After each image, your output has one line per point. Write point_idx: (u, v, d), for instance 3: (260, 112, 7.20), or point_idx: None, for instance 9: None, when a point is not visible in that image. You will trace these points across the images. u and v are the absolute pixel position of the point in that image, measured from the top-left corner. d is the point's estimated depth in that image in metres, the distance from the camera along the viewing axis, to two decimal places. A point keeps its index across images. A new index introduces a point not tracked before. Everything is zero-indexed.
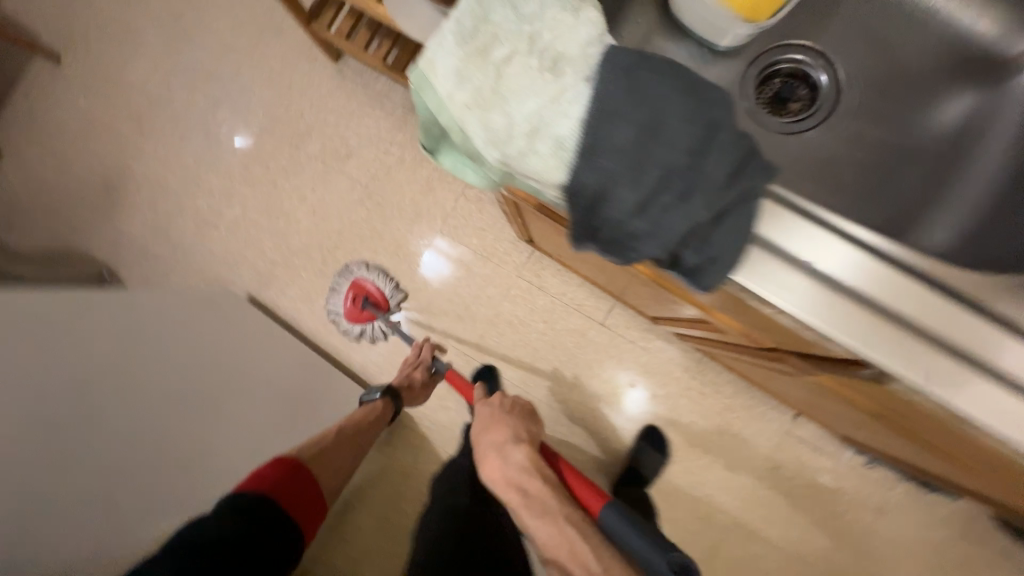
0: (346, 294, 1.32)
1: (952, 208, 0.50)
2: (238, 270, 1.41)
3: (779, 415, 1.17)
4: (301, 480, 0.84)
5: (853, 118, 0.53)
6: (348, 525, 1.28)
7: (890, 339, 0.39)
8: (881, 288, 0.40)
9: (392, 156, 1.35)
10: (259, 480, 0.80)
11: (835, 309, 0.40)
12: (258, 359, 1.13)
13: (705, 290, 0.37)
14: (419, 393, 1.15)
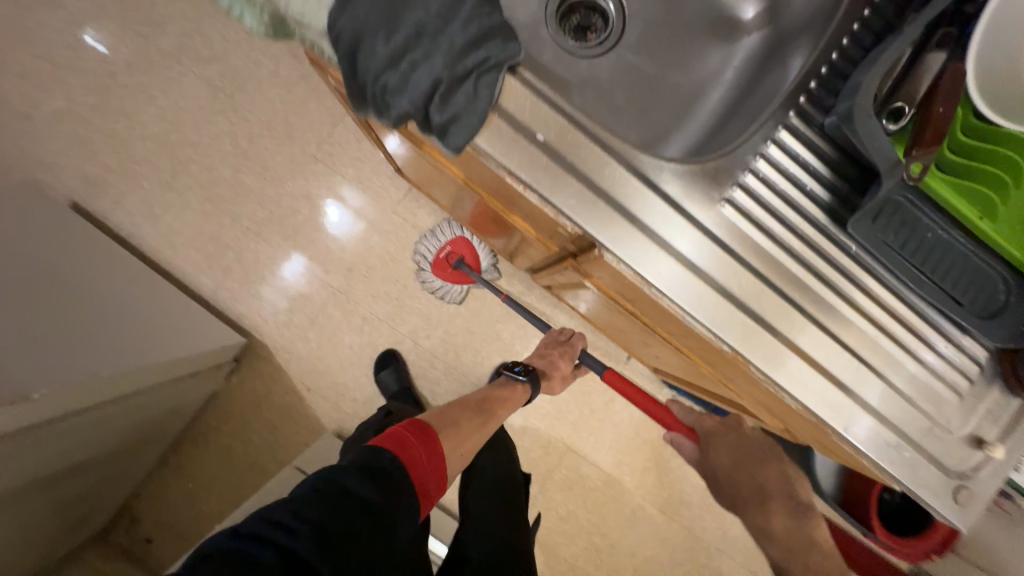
0: (442, 247, 1.23)
1: (688, 133, 0.56)
2: (59, 172, 1.21)
3: (615, 356, 1.33)
4: (437, 450, 0.71)
5: (628, 49, 0.58)
6: (190, 454, 1.26)
7: (603, 216, 0.43)
8: (599, 170, 0.43)
9: (263, 68, 1.24)
10: (394, 441, 0.68)
11: (558, 184, 0.43)
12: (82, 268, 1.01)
13: (455, 152, 0.41)
14: (558, 384, 1.04)
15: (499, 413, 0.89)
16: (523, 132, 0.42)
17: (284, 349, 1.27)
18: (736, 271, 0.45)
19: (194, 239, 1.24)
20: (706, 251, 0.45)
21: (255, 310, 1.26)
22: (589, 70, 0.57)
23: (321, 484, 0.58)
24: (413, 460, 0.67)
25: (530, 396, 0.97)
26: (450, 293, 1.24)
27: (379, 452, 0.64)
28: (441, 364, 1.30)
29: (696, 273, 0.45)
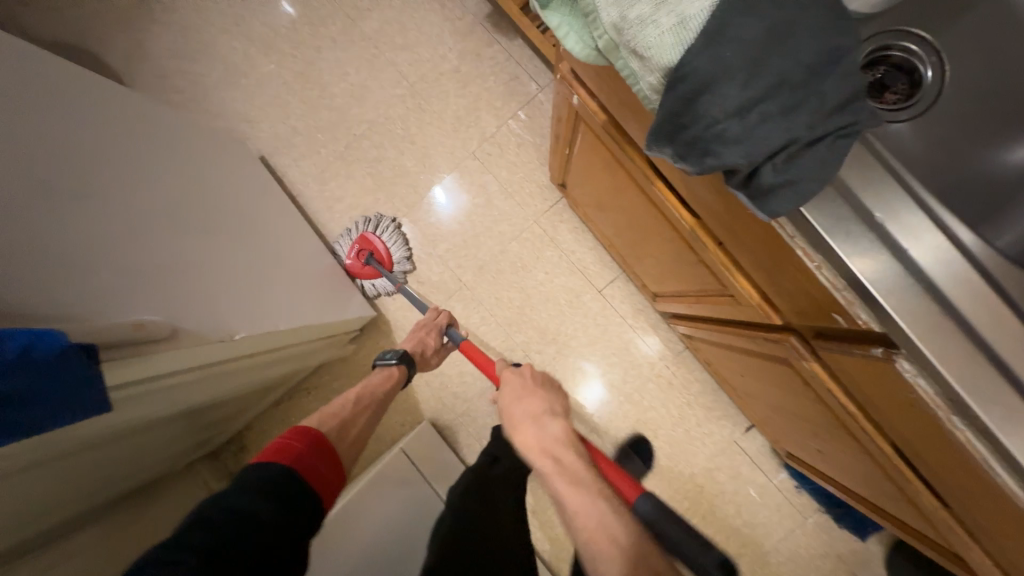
0: (352, 246, 1.27)
1: (1000, 233, 0.52)
2: (257, 127, 1.35)
3: (733, 423, 1.22)
4: (331, 455, 0.69)
5: (946, 127, 0.50)
6: (300, 403, 1.35)
7: (929, 323, 0.37)
8: (942, 266, 0.37)
9: (447, 63, 1.30)
10: (281, 450, 0.64)
11: (885, 274, 0.38)
12: (253, 211, 1.08)
13: (768, 216, 0.37)
14: (433, 360, 1.08)
15: (383, 402, 0.89)
16: (856, 210, 0.38)
17: (402, 329, 1.31)
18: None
19: (350, 208, 1.33)
20: None
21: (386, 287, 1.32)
22: (897, 144, 0.49)
23: (208, 511, 0.53)
24: (311, 468, 0.64)
25: (408, 376, 0.98)
26: (364, 290, 1.27)
27: (259, 466, 0.60)
28: None
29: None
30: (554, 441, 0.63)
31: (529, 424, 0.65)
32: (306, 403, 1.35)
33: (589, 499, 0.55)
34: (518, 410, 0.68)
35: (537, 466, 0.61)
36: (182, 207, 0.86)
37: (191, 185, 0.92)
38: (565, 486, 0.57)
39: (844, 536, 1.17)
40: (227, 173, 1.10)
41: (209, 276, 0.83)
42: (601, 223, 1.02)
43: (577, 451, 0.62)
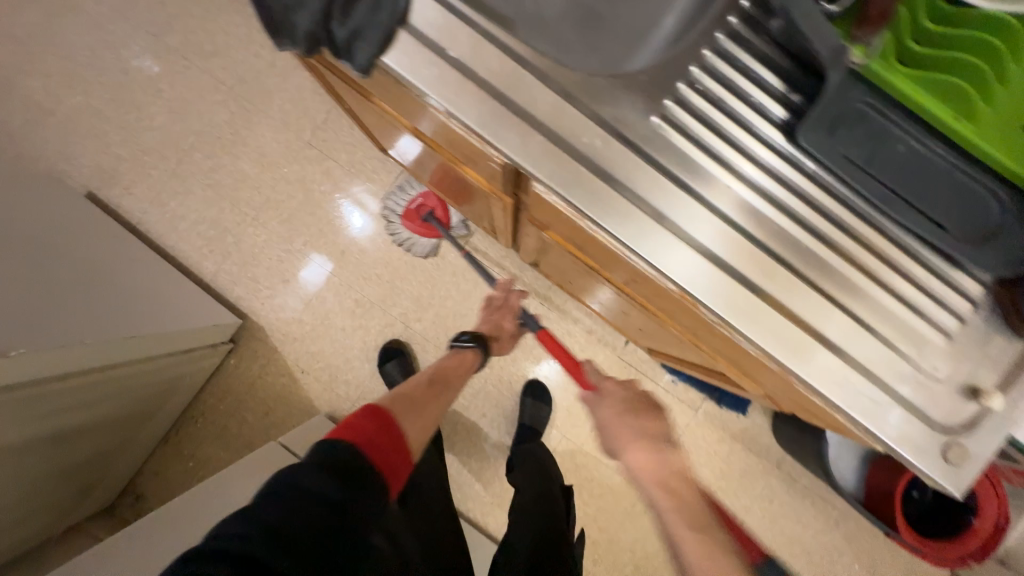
0: (413, 199, 1.24)
1: None
2: (77, 163, 1.29)
3: (612, 341, 1.28)
4: (398, 433, 0.68)
5: None
6: (188, 432, 1.29)
7: (529, 145, 0.43)
8: (517, 91, 0.43)
9: (262, 59, 1.29)
10: (355, 429, 0.63)
11: (487, 112, 0.42)
12: (82, 244, 1.06)
13: (361, 73, 0.42)
14: (506, 342, 1.14)
15: (452, 384, 0.95)
16: (435, 50, 0.42)
17: (279, 331, 1.29)
18: (693, 208, 0.43)
19: (196, 223, 1.29)
20: (639, 172, 0.43)
21: (252, 293, 1.29)
22: None
23: (282, 489, 0.51)
24: (381, 449, 0.63)
25: (482, 357, 1.06)
26: (416, 247, 1.25)
27: (334, 443, 0.59)
28: (432, 347, 1.28)
29: (635, 203, 0.43)
30: (671, 473, 0.65)
31: (642, 447, 0.68)
32: (195, 432, 1.29)
33: (693, 525, 0.60)
34: (628, 432, 0.71)
35: (646, 492, 0.65)
36: None
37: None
38: (680, 514, 0.61)
39: (731, 417, 1.25)
40: (55, 215, 1.08)
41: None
42: (422, 174, 1.05)
43: (687, 479, 0.65)
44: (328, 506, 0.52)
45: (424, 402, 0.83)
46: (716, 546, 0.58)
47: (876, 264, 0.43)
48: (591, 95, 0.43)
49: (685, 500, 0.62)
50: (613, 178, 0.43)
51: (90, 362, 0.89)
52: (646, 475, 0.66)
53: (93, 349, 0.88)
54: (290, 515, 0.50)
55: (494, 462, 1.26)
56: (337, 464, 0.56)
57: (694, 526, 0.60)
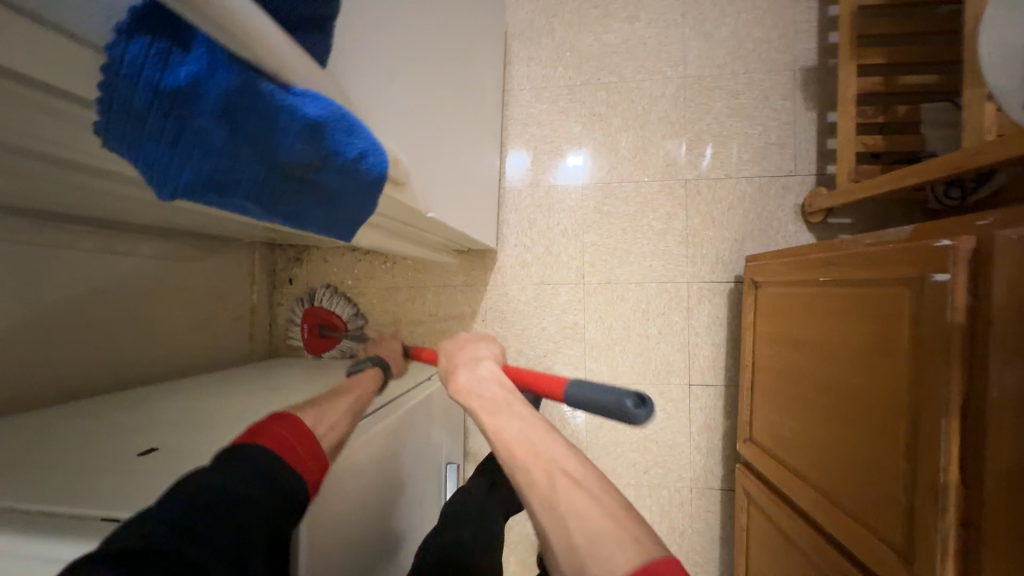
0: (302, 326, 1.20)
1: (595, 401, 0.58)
2: (518, 2, 1.23)
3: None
4: (314, 439, 0.52)
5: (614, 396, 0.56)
6: (371, 267, 1.30)
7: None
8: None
9: (733, 83, 1.16)
10: (257, 430, 0.51)
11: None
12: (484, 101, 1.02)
13: None
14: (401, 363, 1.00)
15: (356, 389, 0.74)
16: None
17: (501, 276, 1.24)
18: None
19: (541, 139, 1.23)
20: None
21: (515, 231, 1.24)
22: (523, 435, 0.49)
23: (194, 484, 0.42)
24: (296, 453, 0.49)
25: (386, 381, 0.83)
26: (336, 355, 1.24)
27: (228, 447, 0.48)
28: (580, 417, 1.22)
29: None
30: (480, 380, 0.59)
31: (461, 369, 0.63)
32: (375, 272, 1.30)
33: (545, 458, 0.46)
34: (458, 363, 0.65)
35: (466, 403, 0.57)
36: (463, 74, 0.78)
37: (472, 52, 0.85)
38: (488, 417, 0.53)
39: None
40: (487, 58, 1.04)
41: (452, 139, 0.71)
42: (767, 349, 0.92)
43: (503, 386, 0.57)
44: (238, 505, 0.42)
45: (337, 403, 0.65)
46: (513, 420, 0.51)
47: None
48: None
49: (500, 401, 0.54)
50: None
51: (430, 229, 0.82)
52: (459, 396, 0.59)
53: (444, 227, 0.81)
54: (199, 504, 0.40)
55: (525, 534, 1.23)
56: (238, 471, 0.45)
57: (552, 464, 0.45)
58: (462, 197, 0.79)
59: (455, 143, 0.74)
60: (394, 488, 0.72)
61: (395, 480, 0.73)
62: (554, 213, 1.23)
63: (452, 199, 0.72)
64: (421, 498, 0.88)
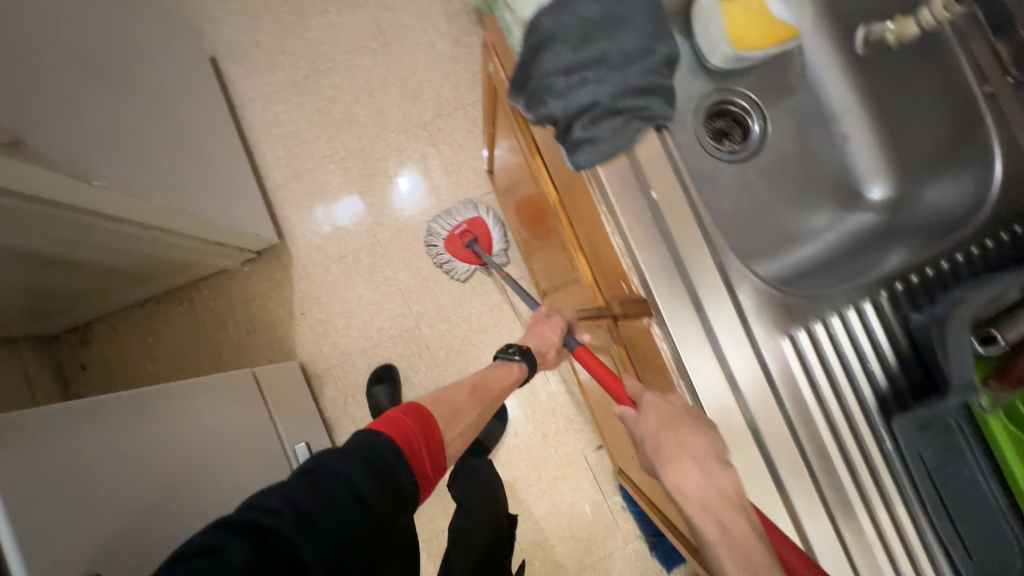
0: (459, 224, 1.24)
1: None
2: (215, 31, 1.32)
3: (587, 438, 1.29)
4: (441, 445, 0.57)
5: None
6: (166, 313, 1.24)
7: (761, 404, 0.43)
8: (684, 234, 0.44)
9: (427, 38, 1.37)
10: (393, 426, 0.54)
11: (655, 254, 0.44)
12: (193, 110, 1.08)
13: (575, 168, 0.44)
14: (551, 356, 0.83)
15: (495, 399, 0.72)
16: (642, 184, 0.44)
17: (302, 266, 1.28)
18: (753, 366, 0.43)
19: (288, 135, 1.31)
20: (728, 412, 0.43)
21: (299, 221, 1.29)
22: None
23: (315, 467, 0.46)
24: (417, 455, 0.53)
25: (529, 376, 0.78)
26: (457, 270, 1.25)
27: (376, 434, 0.51)
28: (427, 357, 1.27)
29: (738, 402, 0.43)
30: (723, 500, 0.36)
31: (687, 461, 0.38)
32: (172, 316, 1.24)
33: None
34: (680, 440, 0.39)
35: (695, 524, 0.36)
36: (123, 74, 0.84)
37: (138, 60, 0.91)
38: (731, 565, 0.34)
39: (652, 565, 1.25)
40: (185, 75, 1.11)
41: (112, 120, 0.75)
42: (512, 211, 1.07)
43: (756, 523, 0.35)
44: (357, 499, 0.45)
45: (467, 403, 0.67)
46: None
47: (888, 526, 0.43)
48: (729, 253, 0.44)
49: (755, 554, 0.34)
50: (742, 393, 0.43)
51: (149, 217, 0.84)
52: (687, 505, 0.37)
53: (157, 209, 0.83)
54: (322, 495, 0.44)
55: None
56: (371, 464, 0.48)
57: None
58: (158, 179, 0.83)
59: (127, 126, 0.79)
60: (188, 456, 0.70)
61: (186, 443, 0.72)
62: (328, 192, 1.31)
63: (131, 170, 0.76)
64: (260, 475, 0.85)
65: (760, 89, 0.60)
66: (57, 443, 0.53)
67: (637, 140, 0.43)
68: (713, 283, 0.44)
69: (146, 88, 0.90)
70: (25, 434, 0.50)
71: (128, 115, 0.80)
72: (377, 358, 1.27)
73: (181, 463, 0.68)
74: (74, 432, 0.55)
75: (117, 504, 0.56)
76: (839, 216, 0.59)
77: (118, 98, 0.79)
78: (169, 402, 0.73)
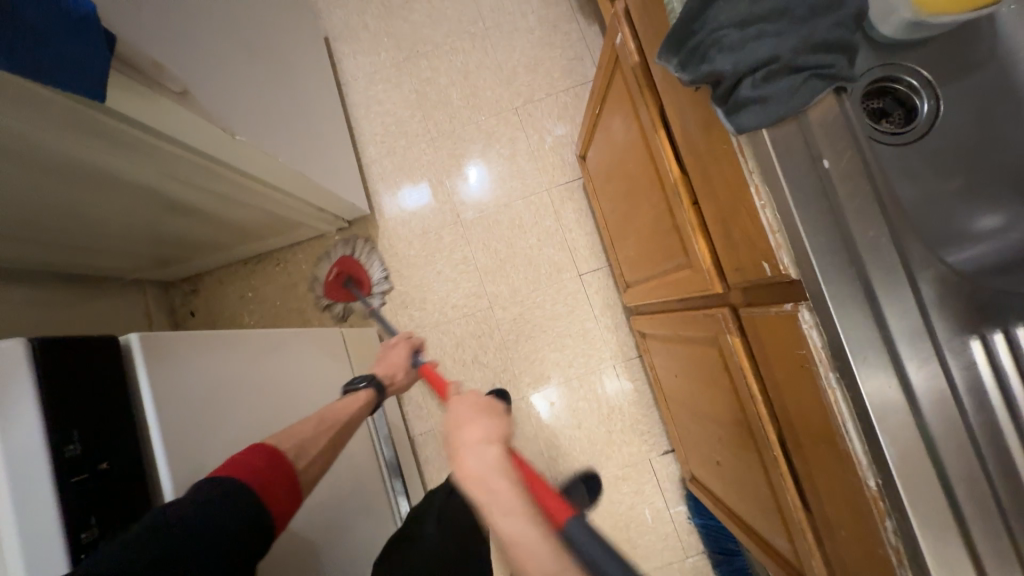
0: (332, 268, 1.22)
1: None
2: (330, 12, 1.41)
3: (653, 442, 1.24)
4: (291, 467, 0.58)
5: None
6: (266, 271, 1.34)
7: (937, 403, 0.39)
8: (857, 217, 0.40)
9: (526, 23, 1.37)
10: (238, 467, 0.54)
11: (821, 235, 0.40)
12: (309, 83, 1.15)
13: (736, 132, 0.41)
14: (404, 383, 0.94)
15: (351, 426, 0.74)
16: (811, 152, 0.40)
17: (387, 239, 1.33)
18: (942, 386, 0.39)
19: (386, 113, 1.37)
20: (891, 408, 0.39)
21: (388, 196, 1.34)
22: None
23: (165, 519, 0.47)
24: (267, 488, 0.54)
25: (377, 404, 0.83)
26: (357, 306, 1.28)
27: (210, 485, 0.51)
28: (497, 338, 1.28)
29: (907, 402, 0.39)
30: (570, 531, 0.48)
31: (467, 446, 0.51)
32: (271, 274, 1.34)
33: None
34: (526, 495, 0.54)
35: (475, 501, 0.46)
36: (259, 43, 0.91)
37: (270, 33, 0.99)
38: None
39: None
40: (305, 51, 1.19)
41: (251, 84, 0.82)
42: (604, 198, 1.05)
43: (517, 478, 0.47)
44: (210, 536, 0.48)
45: (315, 427, 0.67)
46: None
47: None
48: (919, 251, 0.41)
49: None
50: (920, 405, 0.39)
51: (271, 176, 0.91)
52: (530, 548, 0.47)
53: (279, 169, 0.90)
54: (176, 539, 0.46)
55: None
56: (215, 509, 0.49)
57: None
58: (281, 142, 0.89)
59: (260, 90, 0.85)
60: (293, 397, 0.76)
61: (292, 383, 0.77)
62: (417, 170, 1.35)
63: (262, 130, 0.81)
64: None
65: (939, 63, 0.52)
66: (200, 362, 0.59)
67: (813, 102, 0.39)
68: (884, 269, 0.40)
69: (274, 57, 0.97)
70: (180, 346, 0.57)
71: (261, 80, 0.87)
72: (449, 334, 1.30)
73: (287, 403, 0.74)
74: (214, 354, 0.61)
75: (241, 430, 0.62)
76: (1016, 221, 0.52)
77: (255, 64, 0.86)
78: (282, 346, 0.78)
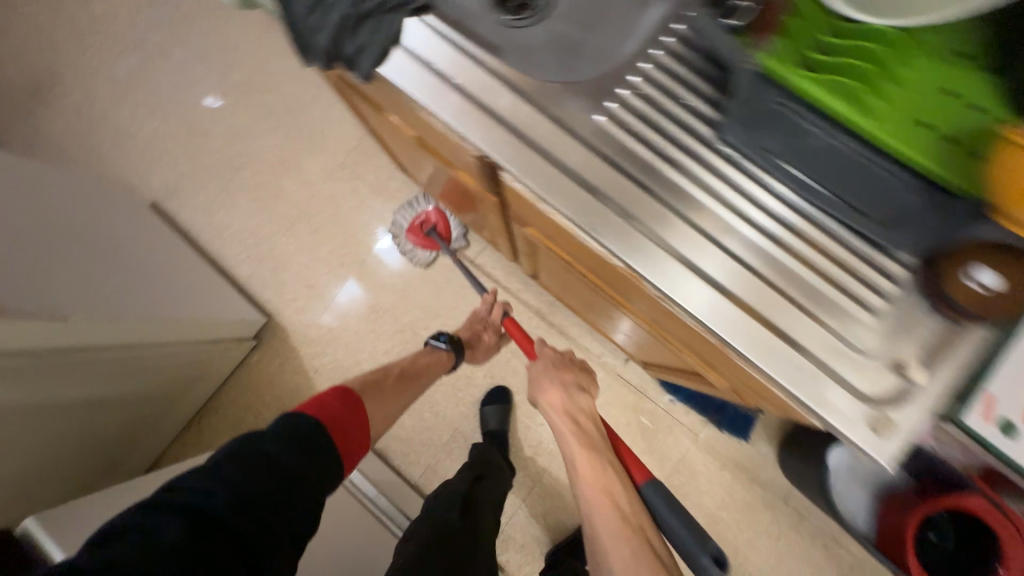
0: (415, 216, 1.33)
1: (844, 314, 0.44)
2: (145, 181, 1.49)
3: (613, 358, 1.29)
4: (365, 422, 0.70)
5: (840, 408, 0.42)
6: (206, 424, 1.35)
7: (612, 179, 0.46)
8: (487, 94, 0.49)
9: (310, 95, 1.49)
10: (320, 404, 0.66)
11: (467, 114, 0.48)
12: (147, 245, 1.22)
13: (366, 80, 0.50)
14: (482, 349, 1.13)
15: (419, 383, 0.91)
16: (422, 61, 0.49)
17: (298, 332, 1.38)
18: (725, 262, 0.45)
19: (238, 233, 1.44)
20: (585, 203, 0.46)
21: (279, 296, 1.40)
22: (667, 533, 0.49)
23: (242, 447, 0.55)
24: (337, 423, 0.65)
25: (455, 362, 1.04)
26: (416, 258, 1.34)
27: (299, 416, 0.62)
28: None
29: (592, 192, 0.47)
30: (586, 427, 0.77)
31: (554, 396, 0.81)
32: (212, 425, 1.35)
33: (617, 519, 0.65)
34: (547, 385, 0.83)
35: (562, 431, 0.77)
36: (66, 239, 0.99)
37: (78, 222, 1.06)
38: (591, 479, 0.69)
39: (732, 443, 1.22)
40: (131, 219, 1.26)
41: (51, 277, 0.89)
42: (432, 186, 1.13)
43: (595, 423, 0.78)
44: (282, 470, 0.54)
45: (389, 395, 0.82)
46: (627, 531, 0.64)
47: (836, 270, 0.44)
48: (555, 101, 0.49)
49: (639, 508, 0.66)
50: (613, 202, 0.46)
51: (126, 337, 0.97)
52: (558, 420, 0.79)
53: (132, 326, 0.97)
54: (245, 467, 0.52)
55: None
56: (293, 440, 0.58)
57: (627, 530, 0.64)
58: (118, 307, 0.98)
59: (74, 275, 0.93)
60: None
61: None
62: (290, 261, 1.42)
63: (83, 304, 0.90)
64: None
65: None
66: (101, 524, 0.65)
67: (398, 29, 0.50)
68: (521, 113, 0.48)
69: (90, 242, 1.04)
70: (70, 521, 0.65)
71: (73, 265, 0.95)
72: None
73: None
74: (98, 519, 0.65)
75: None
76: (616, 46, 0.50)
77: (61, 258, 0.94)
78: None
